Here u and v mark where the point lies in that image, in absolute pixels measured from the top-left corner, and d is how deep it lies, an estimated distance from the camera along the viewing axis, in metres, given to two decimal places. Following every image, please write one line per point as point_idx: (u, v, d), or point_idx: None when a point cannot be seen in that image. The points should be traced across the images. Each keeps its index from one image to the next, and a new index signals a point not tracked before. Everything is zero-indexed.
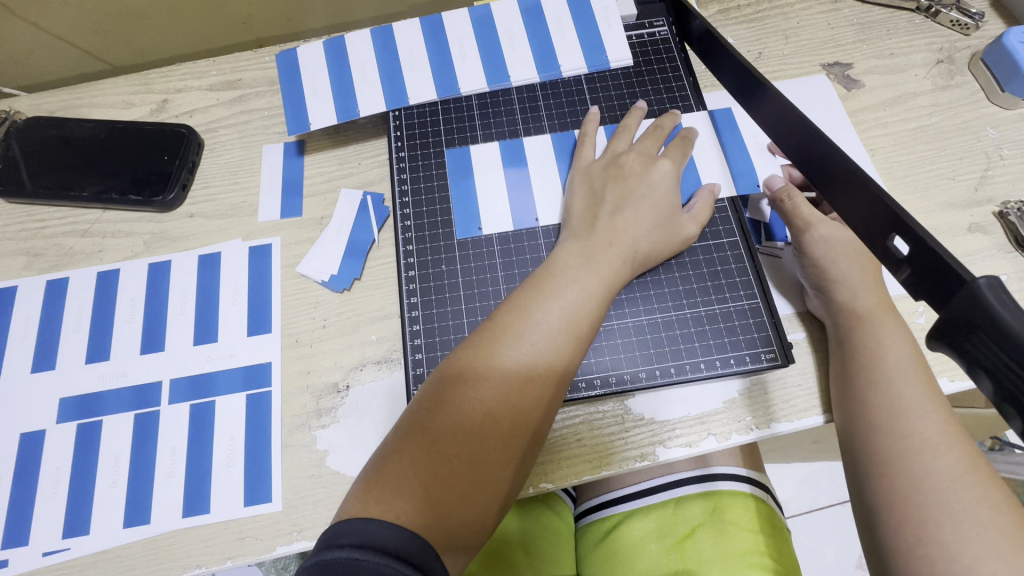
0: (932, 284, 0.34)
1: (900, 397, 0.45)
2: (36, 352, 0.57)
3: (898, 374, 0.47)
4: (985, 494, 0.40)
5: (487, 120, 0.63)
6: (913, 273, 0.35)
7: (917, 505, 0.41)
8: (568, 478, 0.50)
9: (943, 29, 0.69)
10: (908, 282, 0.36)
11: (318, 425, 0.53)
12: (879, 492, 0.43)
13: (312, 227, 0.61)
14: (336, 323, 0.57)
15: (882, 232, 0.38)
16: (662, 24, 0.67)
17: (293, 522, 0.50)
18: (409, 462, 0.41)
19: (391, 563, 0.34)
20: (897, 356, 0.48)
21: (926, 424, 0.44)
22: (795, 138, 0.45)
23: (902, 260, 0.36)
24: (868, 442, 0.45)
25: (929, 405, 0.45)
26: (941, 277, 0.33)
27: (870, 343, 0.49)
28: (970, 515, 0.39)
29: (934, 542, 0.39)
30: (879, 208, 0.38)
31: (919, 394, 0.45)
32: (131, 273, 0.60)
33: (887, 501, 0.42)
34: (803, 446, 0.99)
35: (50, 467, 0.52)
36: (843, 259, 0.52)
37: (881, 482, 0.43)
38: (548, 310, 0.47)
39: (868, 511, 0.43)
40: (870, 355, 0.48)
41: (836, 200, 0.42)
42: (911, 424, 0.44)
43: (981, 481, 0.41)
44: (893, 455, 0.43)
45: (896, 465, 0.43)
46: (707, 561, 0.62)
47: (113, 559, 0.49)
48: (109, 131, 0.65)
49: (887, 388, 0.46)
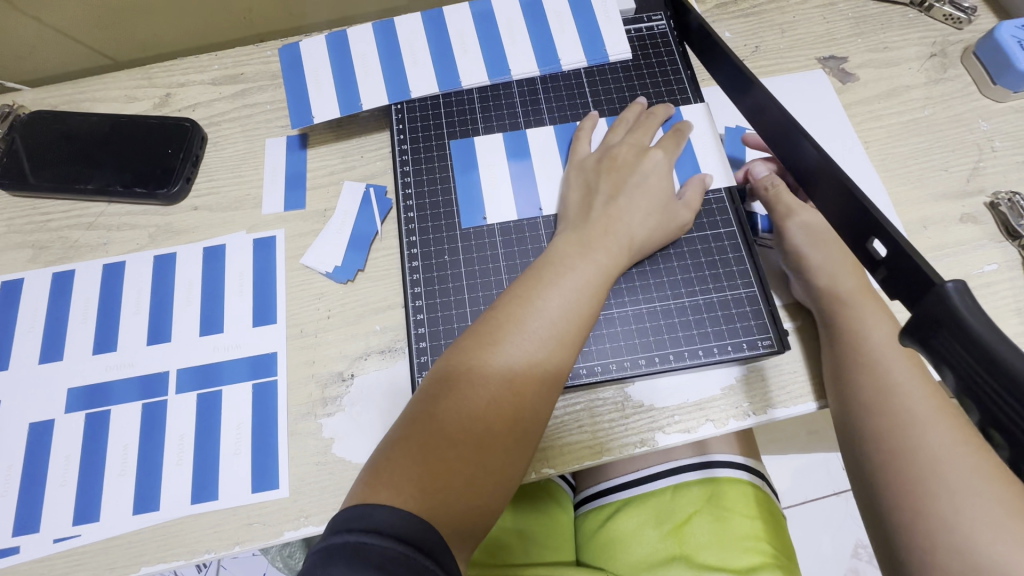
0: (904, 284, 0.36)
1: (889, 381, 0.47)
2: (44, 344, 0.58)
3: (883, 357, 0.48)
4: (979, 464, 0.42)
5: (487, 112, 0.64)
6: (888, 275, 0.37)
7: (914, 482, 0.43)
8: (570, 463, 0.51)
9: (936, 23, 0.70)
10: (884, 283, 0.38)
11: (323, 413, 0.54)
12: (879, 469, 0.45)
13: (315, 219, 0.62)
14: (341, 313, 0.58)
15: (863, 233, 0.40)
16: (660, 18, 0.68)
17: (300, 507, 0.51)
18: (416, 449, 0.42)
19: (402, 548, 0.35)
20: (881, 337, 0.49)
21: (916, 405, 0.46)
22: (815, 165, 0.44)
23: (879, 262, 0.38)
24: (862, 421, 0.47)
25: (918, 382, 0.47)
26: (916, 282, 0.34)
27: (855, 326, 0.50)
28: (964, 487, 0.41)
29: (932, 514, 0.42)
30: (855, 211, 0.40)
31: (908, 371, 0.48)
32: (137, 266, 0.61)
33: (884, 475, 0.45)
34: (799, 436, 1.00)
35: (60, 456, 0.53)
36: (821, 244, 0.54)
37: (879, 457, 0.45)
38: (549, 299, 0.48)
39: (867, 481, 0.46)
40: (856, 338, 0.50)
41: (816, 198, 0.45)
42: (902, 401, 0.46)
43: (972, 451, 0.43)
44: (887, 433, 0.46)
45: (891, 444, 0.45)
46: (703, 547, 0.64)
47: (123, 545, 0.50)
48: (113, 125, 0.66)
49: (873, 371, 0.48)
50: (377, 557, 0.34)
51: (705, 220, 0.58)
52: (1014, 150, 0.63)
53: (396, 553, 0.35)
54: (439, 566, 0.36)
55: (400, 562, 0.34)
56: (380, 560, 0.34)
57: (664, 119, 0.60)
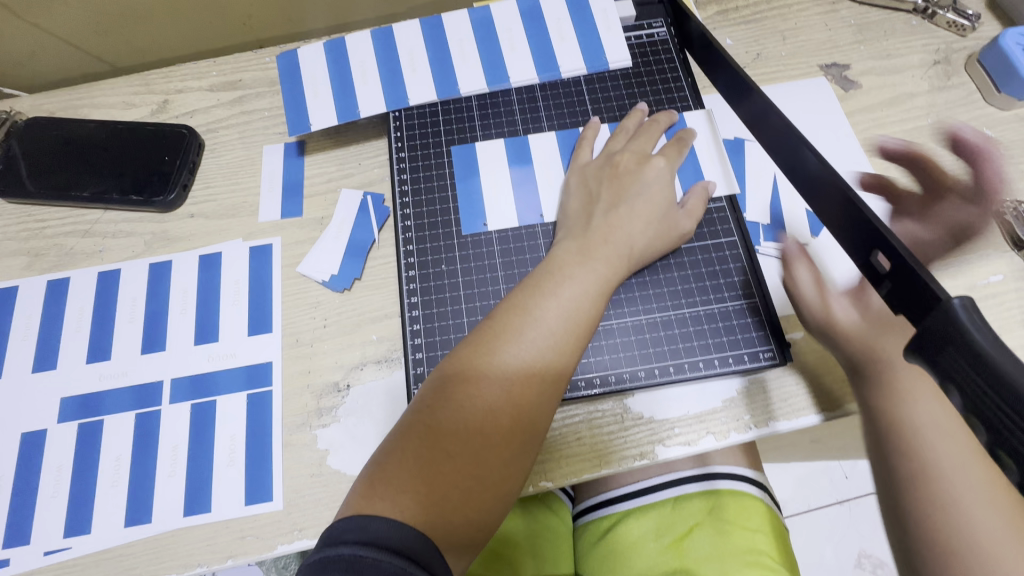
0: (907, 300, 0.35)
1: (919, 422, 0.47)
2: (38, 352, 0.57)
3: (913, 401, 0.48)
4: (1011, 522, 0.41)
5: (486, 121, 0.63)
6: (892, 287, 0.37)
7: (947, 538, 0.42)
8: (568, 477, 0.51)
9: (939, 30, 0.69)
10: (888, 296, 0.37)
11: (318, 424, 0.54)
12: (912, 521, 0.44)
13: (313, 227, 0.61)
14: (337, 323, 0.57)
15: (865, 247, 0.39)
16: (660, 26, 0.68)
17: (294, 520, 0.50)
18: (410, 462, 0.41)
19: (398, 561, 0.34)
20: (912, 381, 0.48)
21: (946, 453, 0.45)
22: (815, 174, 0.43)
23: (883, 275, 0.37)
24: (895, 468, 0.46)
25: (947, 429, 0.46)
26: (919, 296, 0.34)
27: (884, 367, 0.49)
28: (997, 545, 0.40)
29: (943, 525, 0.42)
30: (858, 223, 0.39)
31: (935, 417, 0.47)
32: (132, 274, 0.60)
33: (917, 527, 0.44)
34: (802, 445, 0.99)
35: (51, 467, 0.53)
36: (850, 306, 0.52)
37: (913, 508, 0.44)
38: (547, 308, 0.47)
39: (901, 531, 0.45)
40: (886, 380, 0.49)
41: (818, 209, 0.44)
42: (932, 450, 0.45)
43: (1004, 507, 0.42)
44: (920, 484, 0.44)
45: (925, 497, 0.44)
46: (704, 560, 0.62)
47: (114, 559, 0.49)
48: (110, 132, 0.65)
49: (903, 417, 0.47)
50: (373, 570, 0.33)
51: (705, 230, 0.57)
52: (1019, 158, 0.62)
53: (392, 566, 0.34)
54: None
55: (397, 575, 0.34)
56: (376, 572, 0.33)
57: (666, 126, 0.59)
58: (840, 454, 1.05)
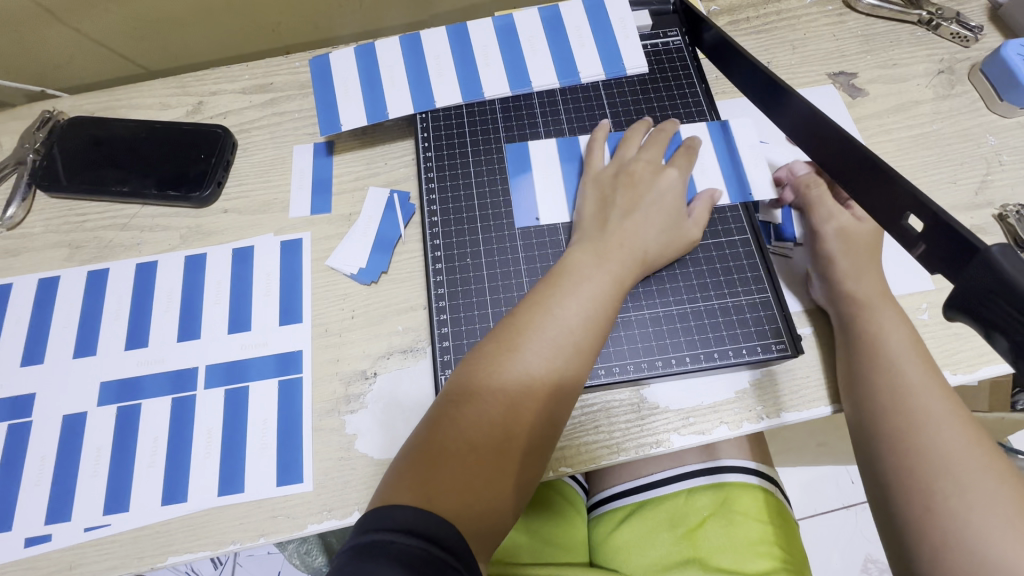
0: (947, 255, 0.36)
1: (904, 377, 0.48)
2: (79, 338, 0.60)
3: (900, 357, 0.49)
4: (990, 464, 0.43)
5: (509, 123, 0.66)
6: (927, 248, 0.38)
7: (928, 480, 0.43)
8: (588, 462, 0.53)
9: (943, 41, 0.72)
10: (923, 257, 0.39)
11: (347, 410, 0.56)
12: (890, 465, 0.46)
13: (341, 223, 0.64)
14: (365, 314, 0.60)
15: (896, 212, 0.41)
16: (675, 34, 0.71)
17: (323, 501, 0.52)
18: (440, 452, 0.43)
19: (423, 546, 0.36)
20: (899, 341, 0.50)
21: (930, 401, 0.47)
22: (838, 143, 0.44)
23: (918, 236, 0.39)
24: (879, 419, 0.48)
25: (932, 383, 0.48)
26: (956, 249, 0.36)
27: (870, 326, 0.52)
28: (974, 483, 0.42)
29: (943, 512, 0.42)
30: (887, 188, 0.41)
31: (920, 372, 0.48)
32: (168, 266, 0.63)
33: (896, 475, 0.45)
34: (808, 449, 1.00)
35: (92, 447, 0.55)
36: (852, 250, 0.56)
37: (886, 446, 0.47)
38: (566, 307, 0.49)
39: (879, 480, 0.46)
40: (871, 339, 0.51)
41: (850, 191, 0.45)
42: (917, 400, 0.47)
43: (986, 452, 0.44)
44: (901, 431, 0.46)
45: (904, 441, 0.46)
46: (717, 551, 0.64)
47: (152, 535, 0.52)
48: (148, 130, 0.68)
49: (890, 369, 0.49)
50: (401, 555, 0.35)
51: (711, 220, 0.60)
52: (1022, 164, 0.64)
53: (418, 552, 0.36)
54: (458, 564, 0.37)
55: (423, 560, 0.35)
56: (404, 558, 0.35)
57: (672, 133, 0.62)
58: (847, 458, 1.06)
